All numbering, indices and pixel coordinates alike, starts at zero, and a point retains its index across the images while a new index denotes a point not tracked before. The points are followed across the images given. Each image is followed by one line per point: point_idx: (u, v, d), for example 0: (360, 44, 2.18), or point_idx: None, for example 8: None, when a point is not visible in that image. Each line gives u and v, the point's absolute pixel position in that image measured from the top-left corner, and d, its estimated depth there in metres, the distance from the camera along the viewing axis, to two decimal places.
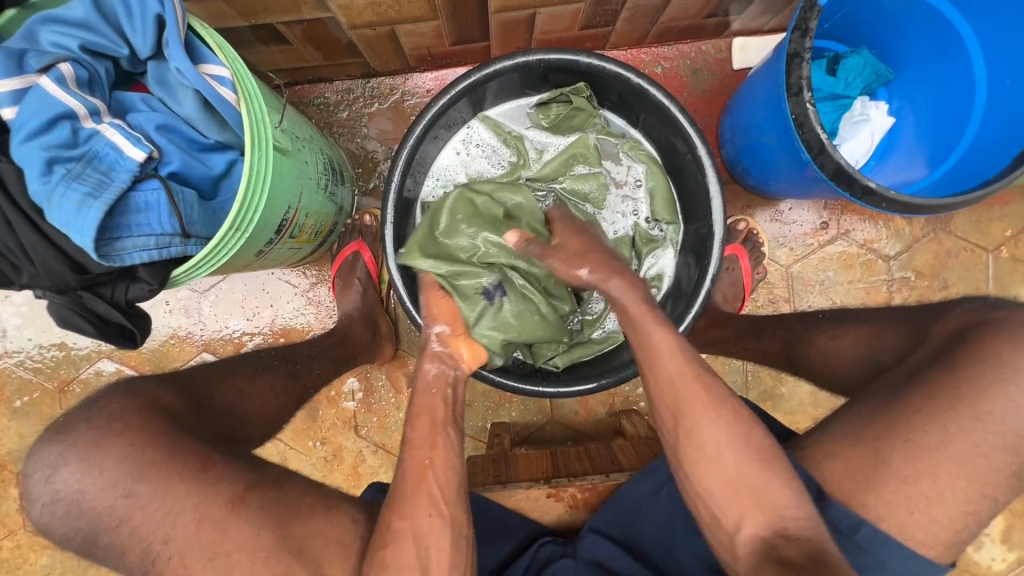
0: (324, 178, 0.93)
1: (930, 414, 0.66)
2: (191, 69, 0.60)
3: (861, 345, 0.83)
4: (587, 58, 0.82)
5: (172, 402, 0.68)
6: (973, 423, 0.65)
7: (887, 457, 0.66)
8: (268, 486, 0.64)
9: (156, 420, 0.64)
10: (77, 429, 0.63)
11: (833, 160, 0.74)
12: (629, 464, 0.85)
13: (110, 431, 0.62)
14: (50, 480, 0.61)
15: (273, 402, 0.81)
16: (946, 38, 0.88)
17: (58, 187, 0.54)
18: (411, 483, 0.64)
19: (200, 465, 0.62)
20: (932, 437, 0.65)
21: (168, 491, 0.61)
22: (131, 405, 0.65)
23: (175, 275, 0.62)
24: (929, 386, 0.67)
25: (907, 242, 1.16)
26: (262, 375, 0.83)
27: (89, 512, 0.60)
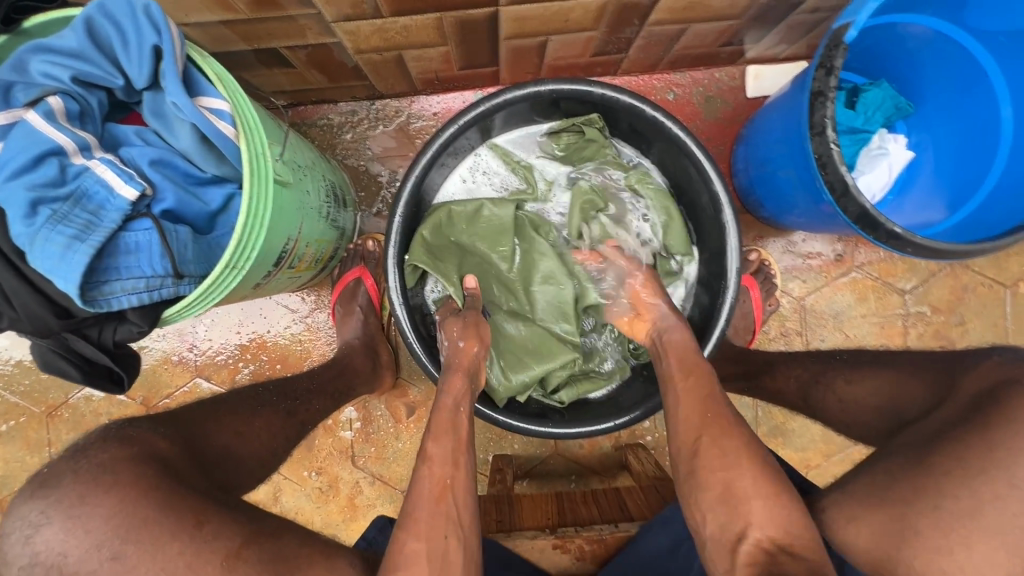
0: (326, 206, 0.90)
1: (959, 479, 0.56)
2: (188, 103, 0.57)
3: (883, 391, 0.75)
4: (601, 89, 0.80)
5: (163, 448, 0.60)
6: (1008, 490, 0.54)
7: (915, 527, 0.56)
8: (266, 538, 0.56)
9: (149, 463, 0.56)
10: (63, 481, 0.54)
11: (857, 203, 0.70)
12: (639, 513, 0.81)
13: (99, 484, 0.53)
14: (27, 541, 0.51)
15: (268, 442, 0.75)
16: (970, 74, 0.85)
17: (42, 230, 0.50)
18: (429, 501, 0.63)
19: (194, 521, 0.54)
20: (966, 505, 0.55)
21: (160, 551, 0.51)
22: (116, 451, 0.56)
23: (165, 317, 0.58)
24: (957, 443, 0.58)
25: (923, 276, 1.13)
26: (260, 412, 0.77)
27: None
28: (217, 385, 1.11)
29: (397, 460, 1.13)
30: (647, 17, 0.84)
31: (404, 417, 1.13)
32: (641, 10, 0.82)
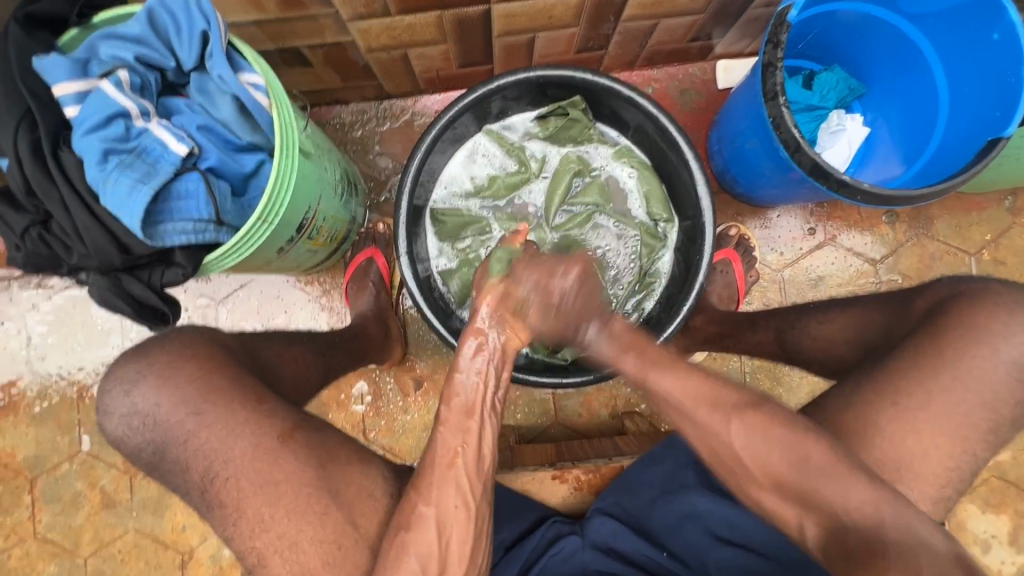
0: (340, 186, 1.00)
1: (913, 378, 0.71)
2: (230, 76, 0.67)
3: (849, 329, 0.88)
4: (582, 74, 0.91)
5: (228, 342, 0.78)
6: (952, 381, 0.70)
7: (877, 420, 0.71)
8: (312, 428, 0.71)
9: (217, 352, 0.74)
10: (153, 351, 0.72)
11: (809, 156, 0.81)
12: (630, 450, 0.91)
13: (181, 355, 0.71)
14: (129, 394, 0.69)
15: (303, 369, 0.87)
16: (909, 53, 0.96)
17: (112, 174, 0.60)
18: (440, 467, 0.65)
19: (256, 399, 0.70)
20: (918, 399, 0.70)
21: (231, 414, 0.69)
22: (195, 345, 0.73)
23: (207, 259, 0.68)
24: (914, 353, 0.73)
25: (892, 246, 1.22)
26: (295, 343, 0.90)
27: (161, 426, 0.69)
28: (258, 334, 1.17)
29: (406, 432, 1.19)
30: (621, 13, 0.96)
31: (412, 390, 1.20)
32: (614, 7, 0.94)
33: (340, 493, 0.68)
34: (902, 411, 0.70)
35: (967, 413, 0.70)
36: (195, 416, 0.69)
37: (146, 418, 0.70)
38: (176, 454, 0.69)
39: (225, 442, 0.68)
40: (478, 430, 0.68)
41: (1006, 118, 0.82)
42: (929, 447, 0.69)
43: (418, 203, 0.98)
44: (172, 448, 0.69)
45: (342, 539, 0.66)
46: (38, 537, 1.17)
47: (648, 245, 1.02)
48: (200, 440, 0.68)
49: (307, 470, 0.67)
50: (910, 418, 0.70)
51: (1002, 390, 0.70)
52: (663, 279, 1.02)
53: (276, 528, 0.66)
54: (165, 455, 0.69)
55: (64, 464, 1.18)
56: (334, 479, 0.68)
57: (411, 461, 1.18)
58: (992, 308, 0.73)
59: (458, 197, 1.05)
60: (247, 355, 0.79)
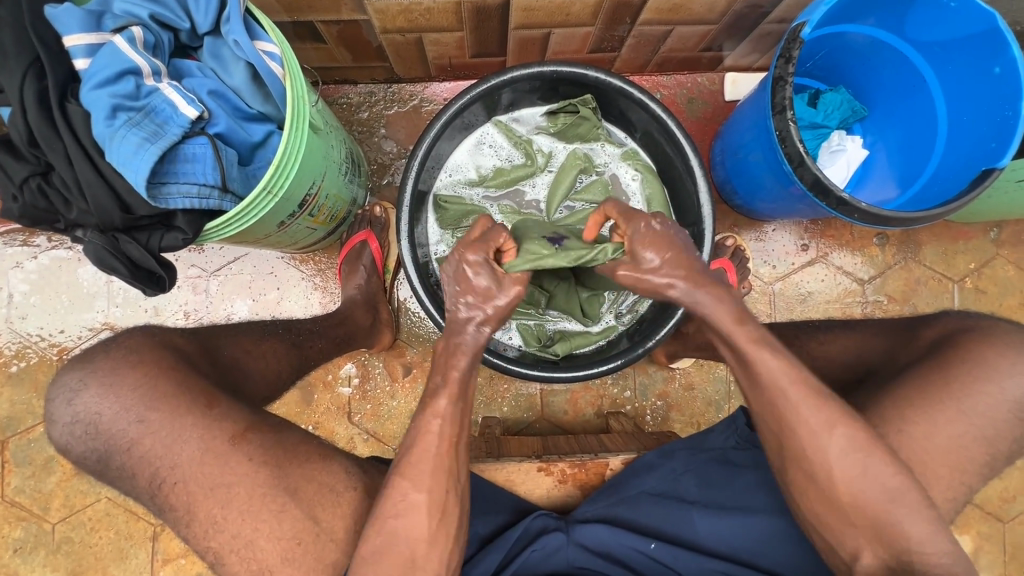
0: (345, 165, 0.99)
1: (921, 408, 0.73)
2: (247, 43, 0.67)
3: (850, 350, 0.89)
4: (595, 72, 0.91)
5: (181, 345, 0.79)
6: (957, 415, 0.72)
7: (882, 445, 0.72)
8: (267, 429, 0.73)
9: (167, 356, 0.75)
10: (96, 359, 0.73)
11: (811, 172, 0.82)
12: (615, 447, 0.92)
13: (127, 362, 0.72)
14: (72, 402, 0.70)
15: (275, 364, 0.90)
16: (912, 81, 0.99)
17: (119, 131, 0.59)
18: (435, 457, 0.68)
19: (206, 403, 0.71)
20: (924, 426, 0.72)
21: (176, 419, 0.69)
22: (142, 351, 0.74)
23: (209, 226, 0.67)
24: (921, 380, 0.75)
25: (880, 268, 1.25)
26: (266, 339, 0.92)
27: (105, 434, 0.69)
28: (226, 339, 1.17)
29: (391, 418, 1.19)
30: (638, 17, 0.97)
31: (400, 376, 1.20)
32: (631, 10, 0.95)
33: (297, 490, 0.70)
34: (906, 437, 0.72)
35: (967, 445, 0.72)
36: (139, 423, 0.69)
37: (90, 426, 0.71)
38: (120, 462, 0.69)
39: (170, 447, 0.69)
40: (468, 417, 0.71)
41: (1001, 150, 0.85)
42: (926, 471, 0.72)
43: (421, 189, 0.97)
44: (116, 456, 0.69)
45: (302, 535, 0.69)
46: (5, 500, 1.15)
47: None
48: (144, 448, 0.69)
49: (261, 472, 0.69)
50: (915, 445, 0.72)
51: (1002, 427, 0.72)
52: None
53: (229, 529, 0.68)
54: (109, 462, 0.70)
55: (38, 427, 1.15)
56: (290, 477, 0.70)
57: (394, 447, 1.18)
58: (998, 344, 0.76)
59: (461, 185, 1.04)
60: (208, 360, 0.81)
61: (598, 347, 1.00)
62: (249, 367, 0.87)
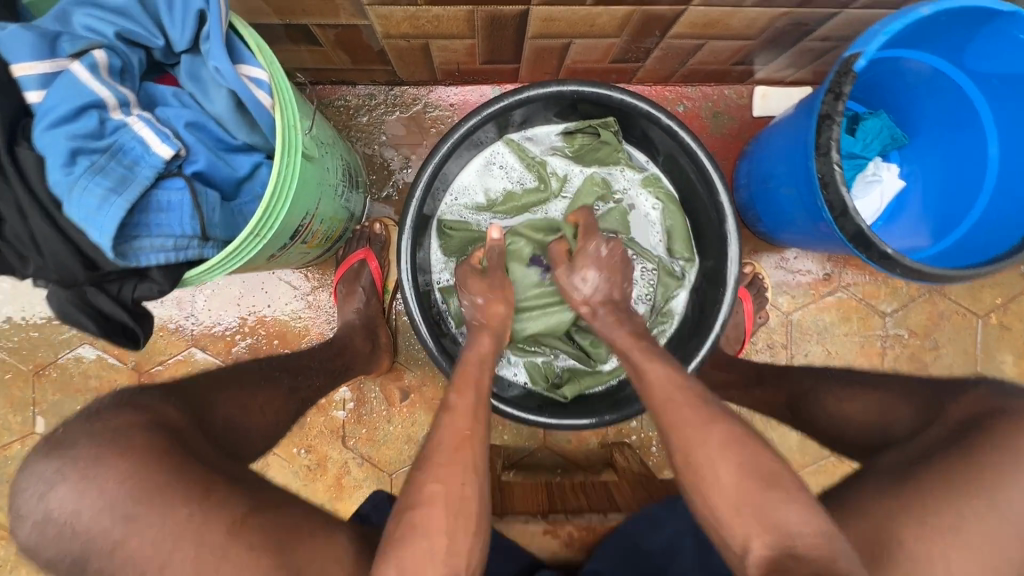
0: (340, 184, 0.91)
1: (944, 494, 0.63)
2: (229, 69, 0.58)
3: (873, 411, 0.80)
4: (620, 94, 0.83)
5: (173, 420, 0.66)
6: (988, 507, 0.62)
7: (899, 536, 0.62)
8: (268, 509, 0.62)
9: (159, 433, 0.62)
10: (78, 443, 0.60)
11: (854, 223, 0.75)
12: (624, 502, 0.87)
13: (114, 448, 0.59)
14: (44, 499, 0.57)
15: (274, 416, 0.80)
16: (963, 112, 0.91)
17: (80, 179, 0.51)
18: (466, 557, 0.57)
19: (199, 493, 0.59)
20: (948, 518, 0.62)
21: (166, 509, 0.57)
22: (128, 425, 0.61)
23: (188, 278, 0.59)
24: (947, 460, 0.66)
25: (903, 300, 1.19)
26: (262, 388, 0.80)
27: (83, 536, 0.57)
28: (213, 358, 1.11)
29: (387, 442, 1.14)
30: (669, 30, 0.88)
31: (398, 401, 1.14)
32: (663, 23, 0.85)
33: None
34: (931, 530, 0.61)
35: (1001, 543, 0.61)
36: (124, 520, 0.57)
37: (63, 526, 0.58)
38: (98, 566, 0.57)
39: (162, 547, 0.56)
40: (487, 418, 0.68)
41: None
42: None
43: (425, 216, 0.90)
44: (94, 559, 0.57)
45: None
46: None
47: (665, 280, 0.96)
48: (131, 549, 0.57)
49: None
50: (942, 541, 0.61)
51: None
52: (676, 319, 0.97)
53: None
54: (85, 568, 0.58)
55: (14, 444, 1.09)
56: (293, 559, 0.59)
57: (390, 472, 1.14)
58: None
59: (467, 209, 0.97)
60: (199, 427, 0.68)
61: (609, 387, 0.94)
62: (244, 426, 0.75)
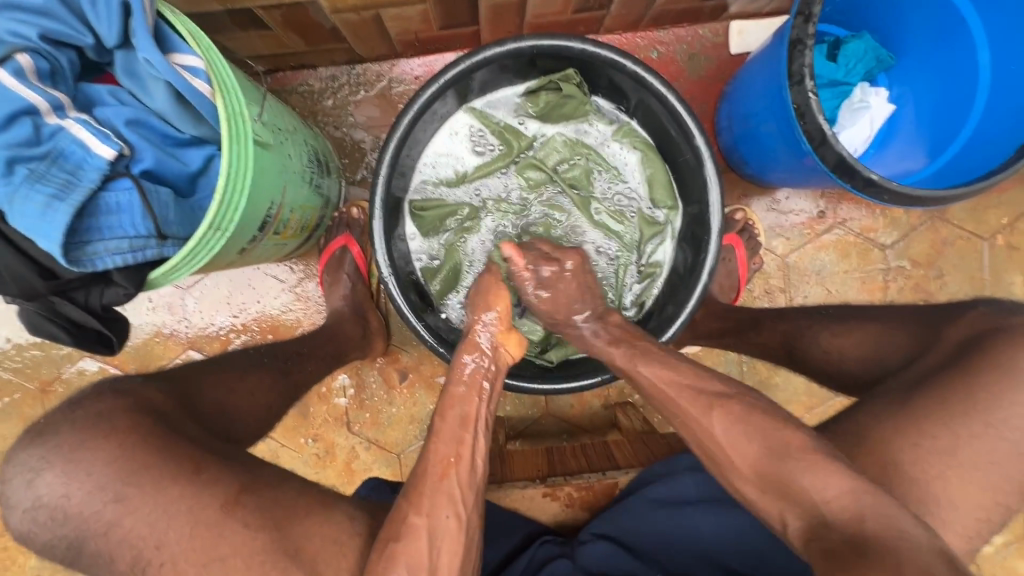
0: (309, 170, 0.89)
1: (944, 420, 0.65)
2: (160, 60, 0.56)
3: (865, 344, 0.82)
4: (581, 44, 0.79)
5: (159, 403, 0.66)
6: (987, 430, 0.64)
7: (902, 463, 0.64)
8: (263, 486, 0.62)
9: (144, 420, 0.62)
10: (62, 431, 0.61)
11: (835, 151, 0.72)
12: (625, 462, 0.87)
13: (98, 432, 0.60)
14: (32, 486, 0.59)
15: (263, 399, 0.79)
16: (951, 22, 0.86)
17: (21, 189, 0.51)
18: (434, 478, 0.62)
19: (191, 468, 0.60)
20: (945, 442, 0.64)
21: (160, 493, 0.58)
22: (117, 416, 0.62)
23: (152, 279, 0.59)
24: (944, 386, 0.67)
25: (903, 231, 1.15)
26: (251, 373, 0.80)
27: (74, 520, 0.58)
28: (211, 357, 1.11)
29: (392, 424, 1.15)
30: None
31: (398, 382, 1.15)
32: None
33: (301, 551, 0.59)
34: (924, 453, 0.64)
35: (1005, 465, 0.64)
36: (116, 502, 0.58)
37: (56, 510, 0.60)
38: (94, 548, 0.59)
39: (156, 525, 0.58)
40: (473, 441, 0.65)
41: None
42: (956, 496, 0.63)
43: (397, 196, 0.88)
44: (90, 541, 0.59)
45: None
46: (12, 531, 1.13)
47: (648, 231, 0.94)
48: (124, 530, 0.58)
49: (257, 539, 0.58)
50: (938, 463, 0.64)
51: None
52: (664, 270, 0.94)
53: None
54: (82, 549, 0.59)
55: None
56: (291, 536, 0.59)
57: (397, 453, 1.15)
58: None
59: (438, 186, 0.94)
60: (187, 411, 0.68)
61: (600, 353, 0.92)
62: (234, 410, 0.75)
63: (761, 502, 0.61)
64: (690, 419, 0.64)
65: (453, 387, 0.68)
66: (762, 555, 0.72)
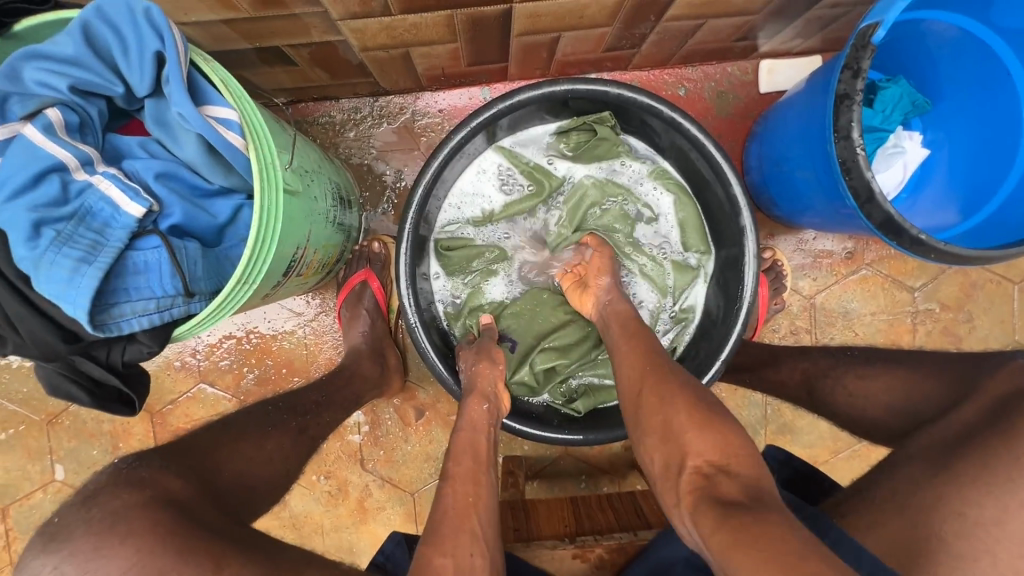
0: (332, 209, 0.86)
1: (996, 492, 0.61)
2: (193, 113, 0.54)
3: (894, 390, 0.80)
4: (617, 89, 0.77)
5: (176, 491, 0.60)
6: None
7: (944, 535, 0.61)
8: (290, 573, 0.58)
9: (166, 510, 0.57)
10: (75, 535, 0.54)
11: (881, 209, 0.69)
12: (656, 520, 0.83)
13: (113, 536, 0.53)
14: None
15: (281, 464, 0.78)
16: (991, 71, 0.84)
17: (46, 254, 0.48)
18: (461, 535, 0.58)
19: (212, 568, 0.54)
20: (990, 512, 0.60)
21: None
22: (128, 509, 0.55)
23: (177, 337, 0.56)
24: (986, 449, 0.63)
25: (932, 273, 1.13)
26: (271, 435, 0.78)
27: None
28: (222, 391, 1.09)
29: (406, 462, 1.12)
30: (665, 13, 0.81)
31: (413, 420, 1.12)
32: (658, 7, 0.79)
33: None
34: (971, 525, 0.61)
35: None
36: None
37: None
38: None
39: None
40: (487, 481, 0.65)
41: None
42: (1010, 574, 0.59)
43: (423, 238, 0.86)
44: None
45: None
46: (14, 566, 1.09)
47: (679, 275, 0.91)
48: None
49: None
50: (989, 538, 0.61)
51: None
52: (696, 316, 0.92)
53: None
54: None
55: (37, 493, 1.08)
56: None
57: (412, 493, 1.12)
58: None
59: (464, 226, 0.93)
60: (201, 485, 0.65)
61: None
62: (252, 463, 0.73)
63: None
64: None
65: (463, 429, 0.69)
66: None
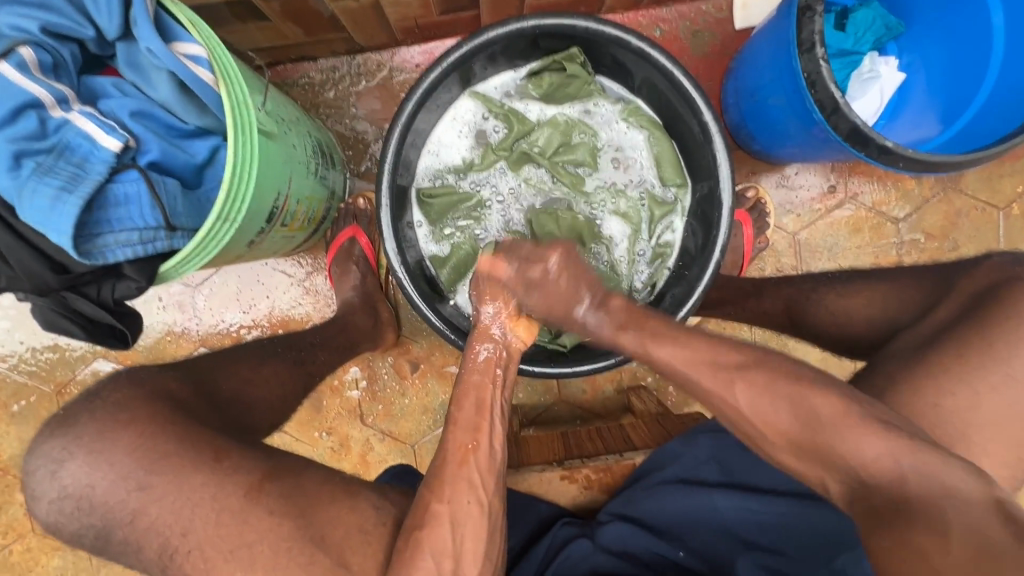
0: (314, 161, 0.88)
1: (960, 381, 0.63)
2: (162, 48, 0.56)
3: (874, 303, 0.80)
4: (584, 22, 0.78)
5: (176, 392, 0.68)
6: (1005, 382, 0.63)
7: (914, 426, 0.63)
8: (287, 474, 0.63)
9: (160, 408, 0.65)
10: (82, 423, 0.64)
11: (847, 120, 0.71)
12: (642, 442, 0.87)
13: (115, 423, 0.63)
14: (55, 477, 0.62)
15: (279, 389, 0.80)
16: None
17: (29, 183, 0.51)
18: (454, 464, 0.60)
19: (212, 457, 0.62)
20: (963, 400, 0.63)
21: (183, 482, 0.60)
22: (134, 407, 0.64)
23: (163, 271, 0.59)
24: (961, 344, 0.65)
25: (916, 203, 1.13)
26: (267, 363, 0.82)
27: (99, 510, 0.61)
28: None
29: (404, 415, 1.15)
30: None
31: (409, 373, 1.14)
32: None
33: (325, 539, 0.59)
34: (946, 414, 0.63)
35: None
36: (139, 491, 0.61)
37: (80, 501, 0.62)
38: (121, 537, 0.61)
39: (181, 512, 0.60)
40: (491, 428, 0.63)
41: None
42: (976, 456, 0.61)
43: (402, 185, 0.87)
44: (116, 531, 0.61)
45: None
46: (36, 531, 1.13)
47: (656, 211, 0.92)
48: (149, 520, 0.60)
49: (283, 525, 0.59)
50: (958, 425, 0.63)
51: None
52: (674, 250, 0.93)
53: None
54: (109, 539, 0.61)
55: None
56: (316, 524, 0.60)
57: (412, 444, 1.14)
58: None
59: (442, 174, 0.94)
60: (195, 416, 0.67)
61: None
62: (246, 401, 0.76)
63: (796, 459, 0.59)
64: (713, 393, 0.60)
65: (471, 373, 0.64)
66: (784, 529, 0.73)
